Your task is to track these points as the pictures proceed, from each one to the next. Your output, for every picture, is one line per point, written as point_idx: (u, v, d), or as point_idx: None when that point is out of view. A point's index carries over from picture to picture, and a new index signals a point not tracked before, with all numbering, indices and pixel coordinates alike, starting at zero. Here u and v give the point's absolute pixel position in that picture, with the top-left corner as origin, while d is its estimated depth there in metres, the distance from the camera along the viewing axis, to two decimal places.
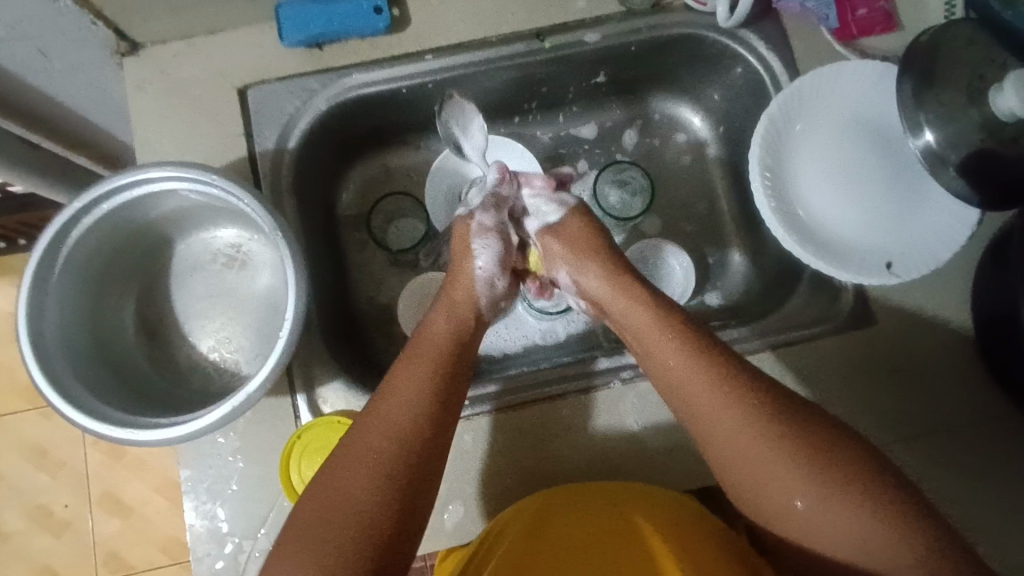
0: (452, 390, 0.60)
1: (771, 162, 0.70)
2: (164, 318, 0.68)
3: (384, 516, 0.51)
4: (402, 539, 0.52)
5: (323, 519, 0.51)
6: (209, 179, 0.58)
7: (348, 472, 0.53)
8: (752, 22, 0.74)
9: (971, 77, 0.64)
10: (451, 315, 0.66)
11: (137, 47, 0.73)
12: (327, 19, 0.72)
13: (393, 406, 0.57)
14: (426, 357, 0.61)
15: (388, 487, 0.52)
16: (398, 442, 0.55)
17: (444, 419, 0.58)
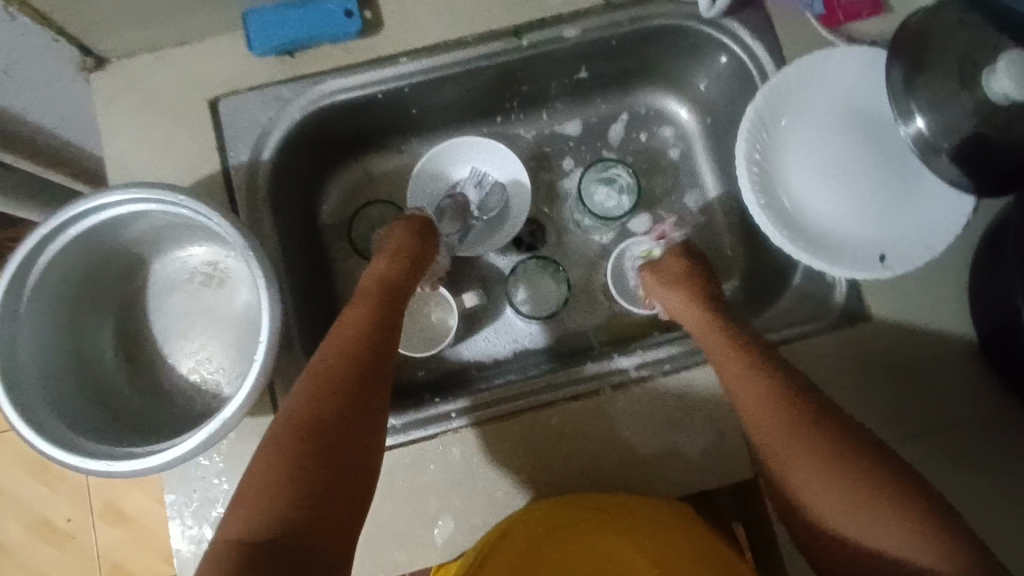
0: (392, 325, 0.64)
1: (760, 156, 0.68)
2: (142, 341, 0.67)
3: (341, 435, 0.52)
4: (359, 461, 0.53)
5: (284, 444, 0.50)
6: (177, 200, 0.57)
7: (303, 401, 0.54)
8: (736, 10, 0.71)
9: (964, 61, 0.62)
10: (390, 259, 0.70)
11: (103, 62, 0.71)
12: (296, 26, 0.69)
13: (340, 340, 0.60)
14: (368, 299, 0.65)
15: (342, 410, 0.54)
16: (347, 368, 0.57)
17: (386, 349, 0.61)
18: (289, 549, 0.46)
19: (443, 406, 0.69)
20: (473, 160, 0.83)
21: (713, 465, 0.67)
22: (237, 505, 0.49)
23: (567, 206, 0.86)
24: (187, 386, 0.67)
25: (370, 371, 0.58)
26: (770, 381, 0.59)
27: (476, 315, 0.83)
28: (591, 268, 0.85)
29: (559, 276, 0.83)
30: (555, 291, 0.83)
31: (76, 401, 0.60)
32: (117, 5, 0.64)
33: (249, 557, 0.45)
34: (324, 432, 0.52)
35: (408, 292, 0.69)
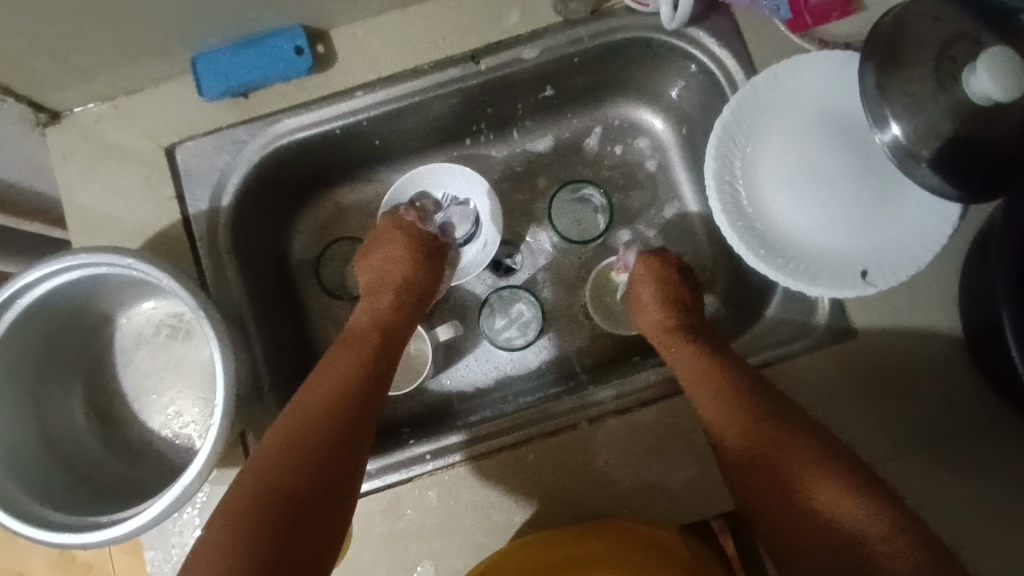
0: (381, 370, 0.65)
1: (729, 173, 0.66)
2: (114, 399, 0.68)
3: (304, 490, 0.53)
4: (322, 515, 0.53)
5: (246, 497, 0.52)
6: (125, 263, 0.57)
7: (272, 451, 0.55)
8: (700, 19, 0.68)
9: (939, 63, 0.58)
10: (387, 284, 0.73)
11: (58, 115, 0.70)
12: (245, 68, 0.68)
13: (318, 387, 0.61)
14: (354, 341, 0.66)
15: (308, 462, 0.54)
16: (323, 417, 0.58)
17: (368, 397, 0.62)
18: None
19: (418, 448, 0.68)
20: (443, 183, 0.79)
21: (697, 496, 0.64)
22: (199, 553, 0.50)
23: (539, 228, 0.83)
24: (162, 439, 0.67)
25: (349, 420, 0.59)
26: (749, 408, 0.59)
27: (455, 345, 0.81)
28: (571, 289, 0.82)
29: (532, 301, 0.80)
30: (532, 317, 0.81)
31: (44, 468, 0.60)
32: (61, 62, 0.62)
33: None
34: (286, 487, 0.53)
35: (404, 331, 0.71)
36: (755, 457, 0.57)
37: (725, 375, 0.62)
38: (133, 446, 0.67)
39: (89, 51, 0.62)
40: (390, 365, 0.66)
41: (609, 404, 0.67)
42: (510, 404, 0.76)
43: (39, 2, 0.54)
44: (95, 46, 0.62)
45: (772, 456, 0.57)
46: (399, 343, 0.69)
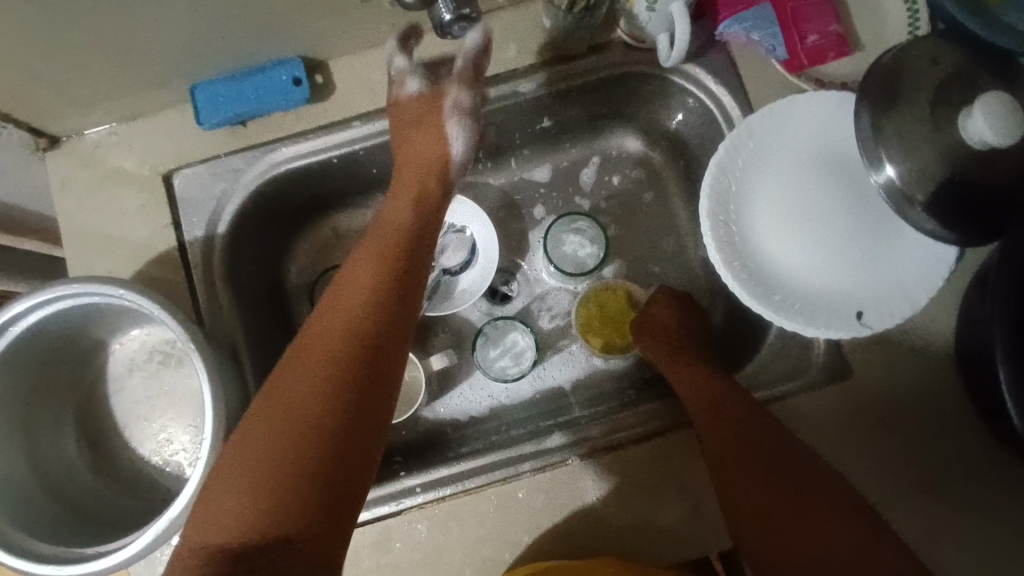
0: (404, 292, 0.58)
1: (736, 192, 0.66)
2: (105, 425, 0.68)
3: (333, 421, 0.48)
4: (350, 463, 0.48)
5: (263, 431, 0.48)
6: (117, 293, 0.57)
7: (283, 391, 0.50)
8: (696, 56, 0.69)
9: (935, 105, 0.58)
10: (408, 194, 0.65)
11: (57, 140, 0.70)
12: (244, 97, 0.68)
13: (333, 320, 0.54)
14: (369, 259, 0.59)
15: (336, 398, 0.49)
16: (349, 337, 0.53)
17: (396, 322, 0.56)
18: (258, 560, 0.43)
19: (407, 480, 0.67)
20: None
21: (688, 535, 0.64)
22: (205, 509, 0.46)
23: (533, 257, 0.83)
24: (152, 467, 0.67)
25: (369, 357, 0.52)
26: (755, 417, 0.61)
27: (448, 373, 0.81)
28: (566, 319, 0.82)
29: (527, 330, 0.80)
30: (526, 346, 0.80)
31: (31, 496, 0.59)
32: (61, 92, 0.63)
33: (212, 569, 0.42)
34: (314, 415, 0.48)
35: (425, 239, 0.63)
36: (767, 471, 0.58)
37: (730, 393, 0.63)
38: (122, 472, 0.67)
39: (89, 80, 0.63)
40: (411, 286, 0.58)
41: (601, 439, 0.67)
42: (503, 435, 0.75)
43: (40, 36, 0.55)
44: (96, 77, 0.62)
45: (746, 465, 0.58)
46: (421, 256, 0.61)
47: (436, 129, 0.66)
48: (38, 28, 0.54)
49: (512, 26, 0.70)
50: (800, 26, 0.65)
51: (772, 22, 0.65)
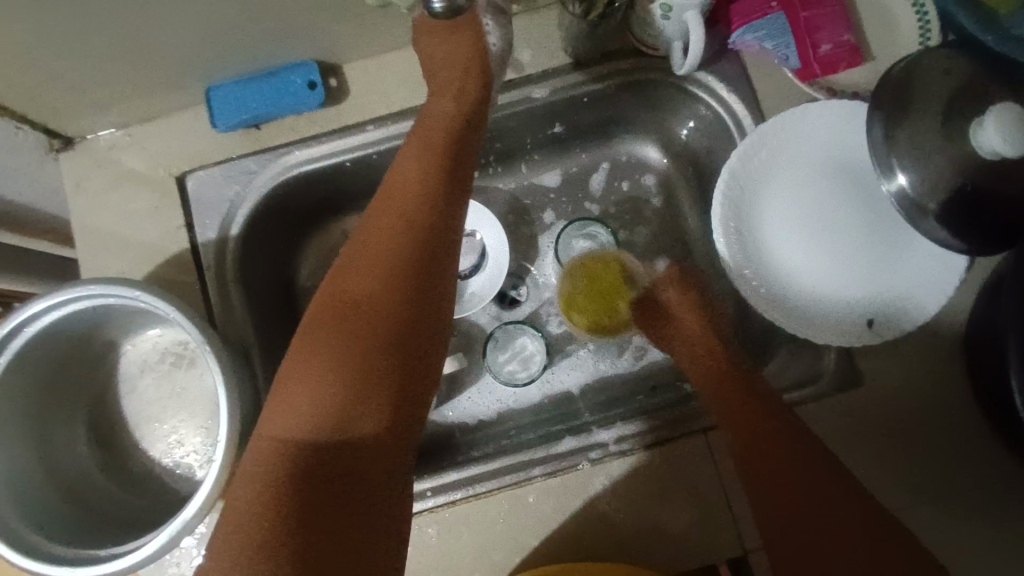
0: (452, 207, 0.61)
1: (746, 201, 0.68)
2: (116, 426, 0.68)
3: (395, 327, 0.55)
4: (416, 360, 0.56)
5: (332, 334, 0.54)
6: (133, 295, 0.57)
7: (349, 297, 0.55)
8: (708, 63, 0.69)
9: (947, 116, 0.59)
10: (452, 105, 0.64)
11: (72, 141, 0.70)
12: (259, 100, 0.68)
13: (390, 230, 0.58)
14: (418, 169, 0.61)
15: (397, 307, 0.55)
16: (402, 245, 0.57)
17: (446, 229, 0.60)
18: (338, 452, 0.51)
19: (418, 484, 0.67)
20: None
21: (698, 541, 0.64)
22: (280, 401, 0.52)
23: (543, 262, 0.83)
24: (163, 468, 0.67)
25: (424, 270, 0.58)
26: (768, 407, 0.61)
27: (457, 377, 0.81)
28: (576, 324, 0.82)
29: (536, 335, 0.81)
30: (535, 351, 0.81)
31: (44, 497, 0.60)
32: (77, 93, 0.63)
33: (300, 460, 0.50)
34: (378, 320, 0.55)
35: (468, 152, 0.65)
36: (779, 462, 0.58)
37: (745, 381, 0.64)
38: (133, 474, 0.67)
39: (106, 83, 0.63)
40: (458, 201, 0.62)
41: (612, 444, 0.67)
42: (513, 440, 0.75)
43: (60, 39, 0.55)
44: (112, 79, 0.63)
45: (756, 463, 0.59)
46: (465, 172, 0.64)
47: (475, 62, 0.65)
48: (58, 30, 0.54)
49: (525, 33, 0.71)
50: (813, 35, 0.65)
51: (785, 30, 0.65)
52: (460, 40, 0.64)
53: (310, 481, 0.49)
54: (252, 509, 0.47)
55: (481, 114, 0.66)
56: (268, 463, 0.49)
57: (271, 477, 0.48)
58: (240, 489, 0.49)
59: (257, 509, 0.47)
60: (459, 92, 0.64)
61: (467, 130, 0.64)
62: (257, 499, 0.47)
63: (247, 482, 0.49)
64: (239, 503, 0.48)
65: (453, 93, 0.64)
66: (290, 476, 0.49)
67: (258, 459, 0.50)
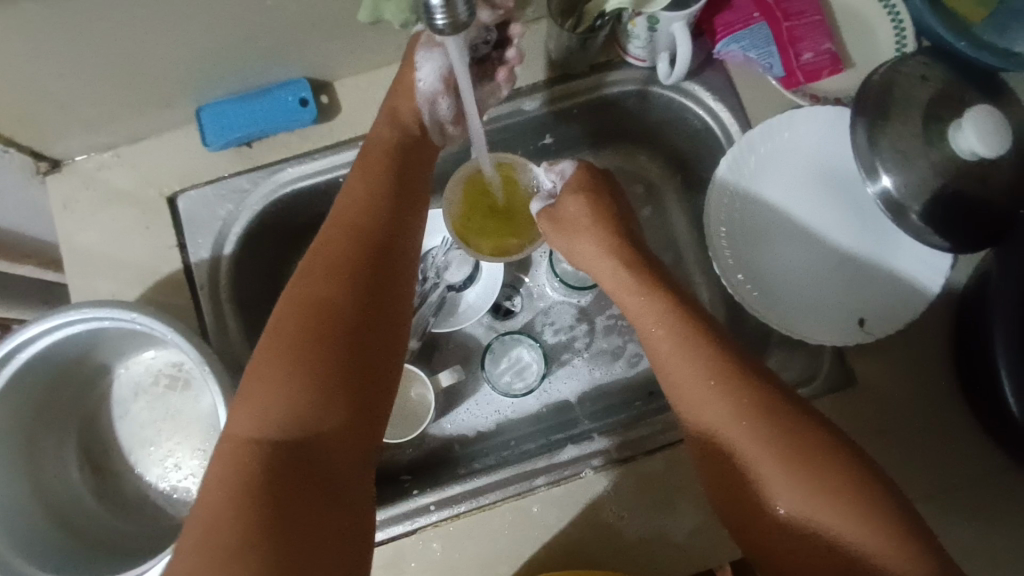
0: (407, 214, 0.62)
1: (726, 205, 0.69)
2: (109, 452, 0.67)
3: (353, 330, 0.54)
4: (379, 362, 0.55)
5: (292, 338, 0.52)
6: (128, 317, 0.56)
7: (312, 298, 0.54)
8: (695, 74, 0.71)
9: (928, 119, 0.61)
10: (397, 126, 0.65)
11: (59, 163, 0.69)
12: (250, 119, 0.68)
13: (347, 236, 0.58)
14: (371, 179, 0.61)
15: (356, 310, 0.55)
16: (357, 254, 0.57)
17: (400, 241, 0.61)
18: (308, 453, 0.49)
19: (422, 498, 0.66)
20: (443, 230, 0.80)
21: (701, 548, 0.64)
22: (247, 405, 0.50)
23: (537, 272, 0.84)
24: (158, 493, 0.66)
25: (381, 270, 0.58)
26: (719, 382, 0.57)
27: (454, 389, 0.80)
28: (571, 332, 0.82)
29: (533, 344, 0.80)
30: (532, 360, 0.80)
31: (36, 527, 0.58)
32: (66, 114, 0.63)
33: (269, 462, 0.48)
34: (337, 324, 0.53)
35: (421, 168, 0.66)
36: (729, 440, 0.56)
37: (690, 354, 0.59)
38: (127, 500, 0.66)
39: (95, 103, 0.63)
40: (413, 209, 0.63)
41: (612, 452, 0.67)
42: (513, 451, 0.75)
43: (53, 60, 0.55)
44: (104, 98, 0.62)
45: (760, 439, 0.54)
46: (419, 181, 0.65)
47: (410, 97, 0.65)
48: (50, 53, 0.54)
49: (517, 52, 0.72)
50: (795, 45, 0.66)
51: (768, 40, 0.66)
52: (400, 80, 0.66)
53: (285, 483, 0.47)
54: (226, 516, 0.45)
55: (427, 137, 0.67)
56: (240, 467, 0.47)
57: (242, 478, 0.47)
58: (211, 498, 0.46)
59: (233, 510, 0.45)
60: (405, 117, 0.65)
61: (417, 146, 0.66)
62: (231, 507, 0.45)
63: (217, 487, 0.46)
64: (211, 510, 0.46)
65: (400, 116, 0.65)
66: (262, 478, 0.47)
67: (228, 463, 0.48)
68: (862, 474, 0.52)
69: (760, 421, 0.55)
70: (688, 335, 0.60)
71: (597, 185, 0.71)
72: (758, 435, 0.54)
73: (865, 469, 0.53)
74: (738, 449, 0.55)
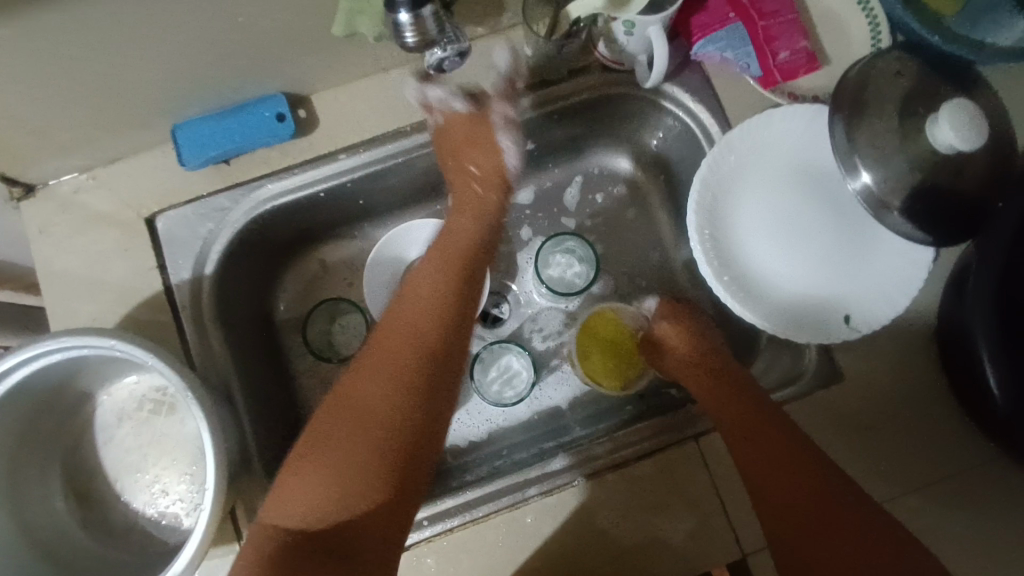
0: (463, 312, 0.65)
1: (725, 220, 0.70)
2: (95, 480, 0.66)
3: (396, 429, 0.56)
4: (414, 461, 0.56)
5: (339, 428, 0.56)
6: (108, 344, 0.55)
7: (364, 392, 0.58)
8: (673, 75, 0.71)
9: (905, 113, 0.61)
10: (477, 219, 0.71)
11: (33, 188, 0.68)
12: (227, 137, 0.67)
13: (402, 333, 0.61)
14: (435, 278, 0.65)
15: (402, 410, 0.57)
16: (410, 350, 0.60)
17: (453, 338, 0.63)
18: (331, 541, 0.51)
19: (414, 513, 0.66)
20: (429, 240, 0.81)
21: (698, 550, 0.64)
22: (282, 489, 0.54)
23: (524, 279, 0.83)
24: (147, 520, 0.65)
25: (435, 371, 0.60)
26: (761, 421, 0.60)
27: None
28: (560, 337, 0.82)
29: (522, 352, 0.80)
30: (522, 368, 0.80)
31: (21, 561, 0.57)
32: (38, 139, 0.61)
33: (294, 544, 0.51)
34: (383, 421, 0.56)
35: (483, 265, 0.70)
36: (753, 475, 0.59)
37: (729, 395, 0.64)
38: (115, 528, 0.65)
39: (67, 126, 0.62)
40: (470, 305, 0.66)
41: (606, 458, 0.67)
42: (505, 461, 0.74)
43: (20, 86, 0.54)
44: (74, 121, 0.61)
45: (780, 482, 0.58)
46: (477, 275, 0.68)
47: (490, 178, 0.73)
48: (16, 79, 0.53)
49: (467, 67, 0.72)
50: (772, 44, 0.67)
51: (744, 40, 0.67)
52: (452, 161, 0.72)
53: (303, 564, 0.49)
54: None
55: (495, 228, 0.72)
56: (268, 541, 0.51)
57: (266, 551, 0.50)
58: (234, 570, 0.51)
59: None
60: (488, 201, 0.72)
61: (478, 239, 0.70)
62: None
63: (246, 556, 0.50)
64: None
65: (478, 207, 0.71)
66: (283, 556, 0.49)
67: (260, 536, 0.51)
68: (876, 525, 0.54)
69: (785, 468, 0.58)
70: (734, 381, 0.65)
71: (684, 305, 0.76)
72: (779, 472, 0.58)
73: (880, 519, 0.55)
74: (757, 484, 0.59)
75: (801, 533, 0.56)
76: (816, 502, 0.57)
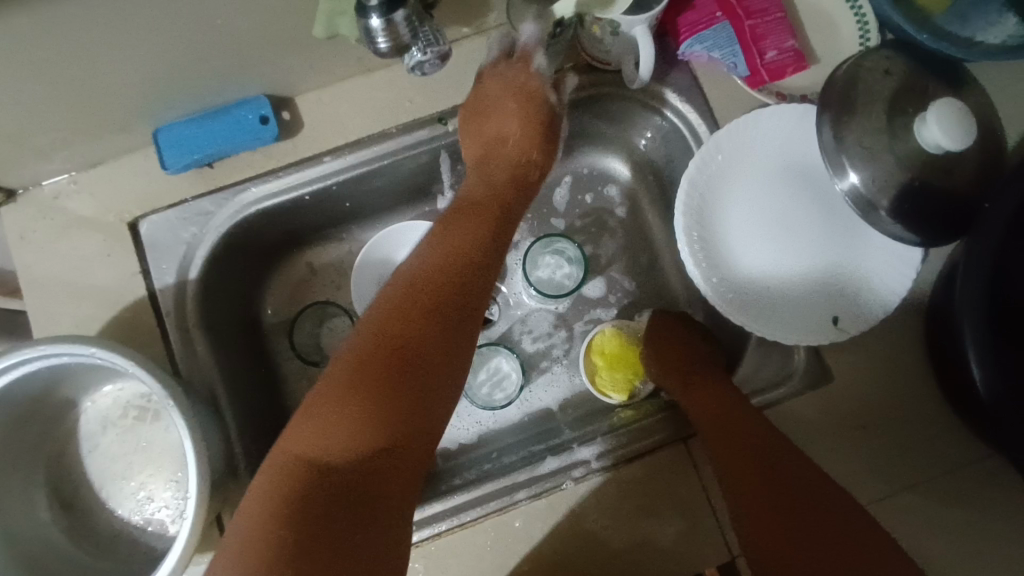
0: (496, 254, 0.63)
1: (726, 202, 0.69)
2: (80, 488, 0.65)
3: (428, 364, 0.53)
4: (441, 400, 0.54)
5: (371, 358, 0.52)
6: (88, 352, 0.54)
7: (396, 324, 0.54)
8: (660, 75, 0.70)
9: (893, 112, 0.61)
10: (510, 162, 0.68)
11: (13, 193, 0.67)
12: (209, 140, 0.67)
13: (436, 267, 0.58)
14: (471, 218, 0.63)
15: (435, 344, 0.54)
16: (444, 283, 0.57)
17: (486, 278, 0.61)
18: (360, 480, 0.48)
19: None
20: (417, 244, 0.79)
21: (688, 552, 0.64)
22: (309, 421, 0.50)
23: (513, 279, 0.83)
24: (133, 527, 0.65)
25: (467, 307, 0.58)
26: (747, 431, 0.61)
27: None
28: (549, 338, 0.81)
29: (511, 355, 0.79)
30: (511, 370, 0.80)
31: None
32: (17, 144, 0.61)
33: (320, 481, 0.47)
34: (416, 355, 0.53)
35: (516, 209, 0.68)
36: (737, 484, 0.59)
37: (716, 407, 0.64)
38: (101, 536, 0.64)
39: (46, 131, 0.61)
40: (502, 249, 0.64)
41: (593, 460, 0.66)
42: (495, 464, 0.74)
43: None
44: (53, 125, 0.60)
45: (761, 491, 0.58)
46: (509, 221, 0.66)
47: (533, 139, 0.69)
48: None
49: (453, 68, 0.71)
50: (759, 43, 0.66)
51: (731, 40, 0.66)
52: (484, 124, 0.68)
53: (330, 505, 0.46)
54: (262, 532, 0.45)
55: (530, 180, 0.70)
56: (290, 478, 0.47)
57: (288, 490, 0.47)
58: (252, 505, 0.47)
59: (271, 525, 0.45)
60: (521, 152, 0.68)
61: (514, 182, 0.68)
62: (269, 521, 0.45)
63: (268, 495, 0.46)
64: (253, 520, 0.46)
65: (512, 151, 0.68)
66: (308, 495, 0.46)
67: (280, 474, 0.48)
68: (857, 526, 0.55)
69: (768, 474, 0.58)
70: (717, 391, 0.65)
71: (681, 319, 0.76)
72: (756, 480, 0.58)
73: (861, 520, 0.55)
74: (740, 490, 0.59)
75: (787, 536, 0.56)
76: (799, 507, 0.57)
